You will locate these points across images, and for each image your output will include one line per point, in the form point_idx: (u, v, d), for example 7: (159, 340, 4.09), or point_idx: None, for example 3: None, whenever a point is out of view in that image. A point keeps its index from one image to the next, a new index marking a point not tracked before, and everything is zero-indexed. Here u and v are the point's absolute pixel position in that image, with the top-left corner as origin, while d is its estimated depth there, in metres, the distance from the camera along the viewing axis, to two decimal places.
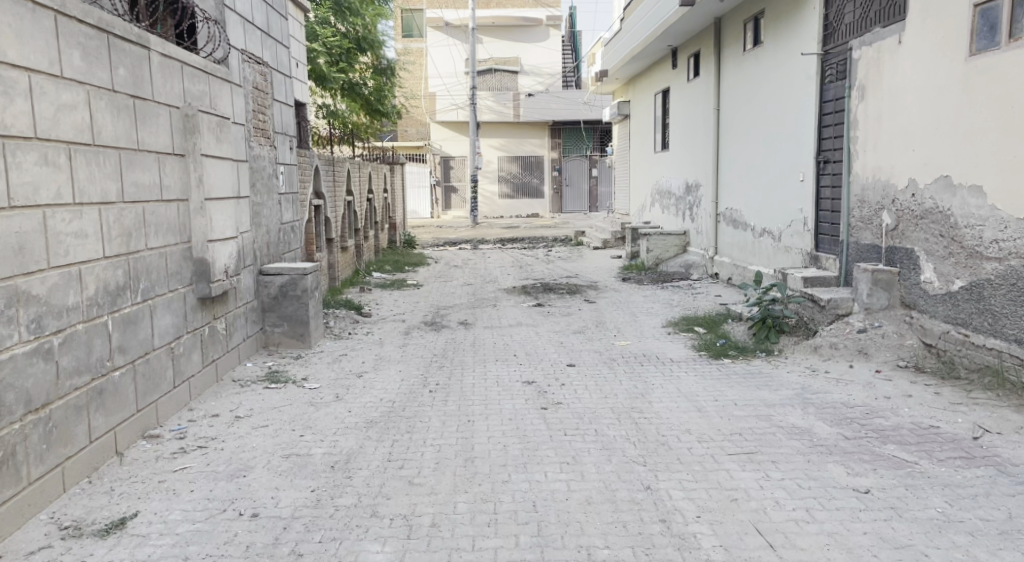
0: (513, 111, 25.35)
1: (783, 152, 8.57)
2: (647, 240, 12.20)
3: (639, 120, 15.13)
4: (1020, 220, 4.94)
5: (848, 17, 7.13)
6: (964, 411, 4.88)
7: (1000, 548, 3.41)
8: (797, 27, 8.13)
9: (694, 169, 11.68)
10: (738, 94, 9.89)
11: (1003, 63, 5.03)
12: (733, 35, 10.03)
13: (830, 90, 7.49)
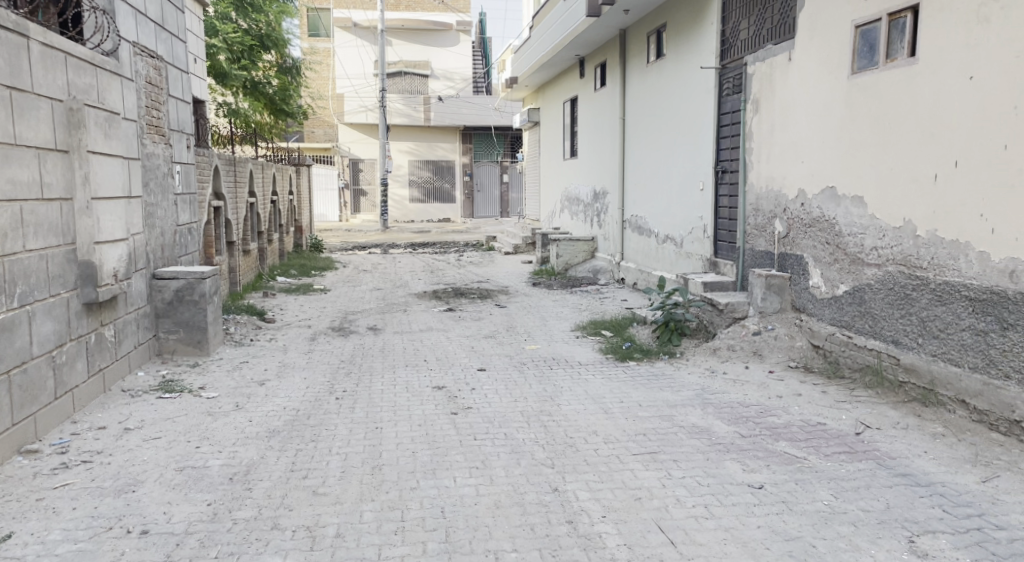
0: (423, 115, 25.27)
1: (683, 162, 8.89)
2: (556, 246, 12.32)
3: (549, 127, 15.34)
4: (895, 229, 5.28)
5: (743, 34, 7.47)
6: (847, 408, 5.18)
7: (880, 537, 3.63)
8: (696, 41, 8.46)
9: (601, 176, 11.95)
10: (642, 105, 10.17)
11: (881, 81, 5.37)
12: (637, 46, 10.32)
13: (728, 103, 7.82)
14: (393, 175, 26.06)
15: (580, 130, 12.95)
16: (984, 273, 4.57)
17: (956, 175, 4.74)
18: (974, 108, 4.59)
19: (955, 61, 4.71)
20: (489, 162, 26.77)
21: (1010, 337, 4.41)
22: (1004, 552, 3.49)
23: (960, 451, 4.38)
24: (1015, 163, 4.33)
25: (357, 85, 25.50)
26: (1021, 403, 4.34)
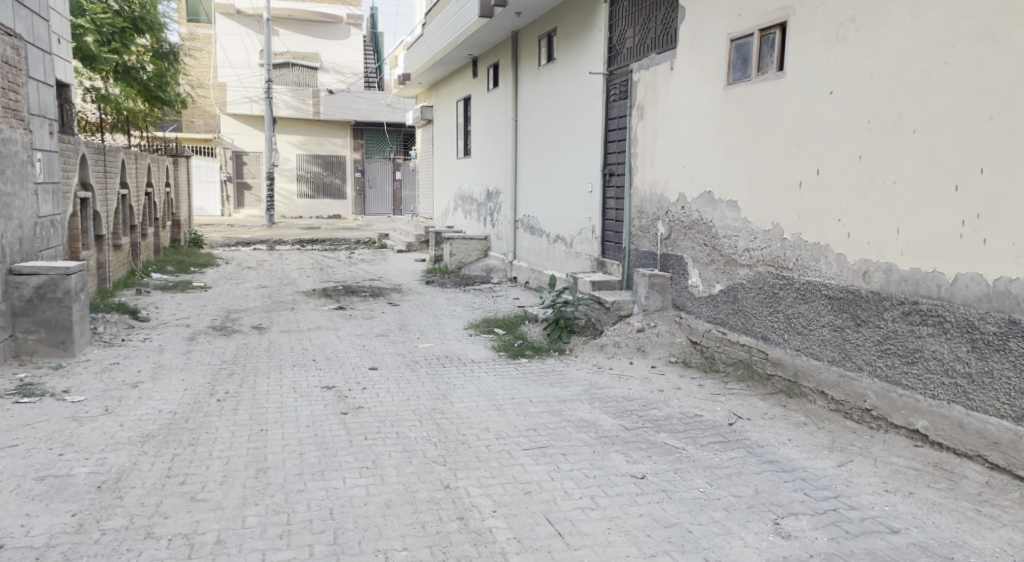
0: (312, 109, 24.73)
1: (573, 165, 9.14)
2: (449, 244, 12.39)
3: (441, 125, 15.38)
4: (765, 233, 5.63)
5: (628, 42, 7.74)
6: (722, 400, 5.49)
7: (749, 520, 3.86)
8: (585, 46, 8.70)
9: (494, 176, 12.10)
10: (533, 106, 10.37)
11: (753, 93, 5.71)
12: (528, 49, 10.51)
13: (615, 109, 8.10)
14: (280, 169, 25.25)
15: (473, 129, 13.06)
16: (842, 273, 4.94)
17: (818, 181, 5.10)
18: (834, 120, 4.95)
19: (818, 77, 5.07)
20: (382, 158, 26.58)
21: (862, 333, 4.78)
22: (856, 530, 3.70)
23: (820, 438, 4.72)
24: (868, 172, 4.70)
25: (241, 76, 24.61)
26: (871, 393, 4.70)
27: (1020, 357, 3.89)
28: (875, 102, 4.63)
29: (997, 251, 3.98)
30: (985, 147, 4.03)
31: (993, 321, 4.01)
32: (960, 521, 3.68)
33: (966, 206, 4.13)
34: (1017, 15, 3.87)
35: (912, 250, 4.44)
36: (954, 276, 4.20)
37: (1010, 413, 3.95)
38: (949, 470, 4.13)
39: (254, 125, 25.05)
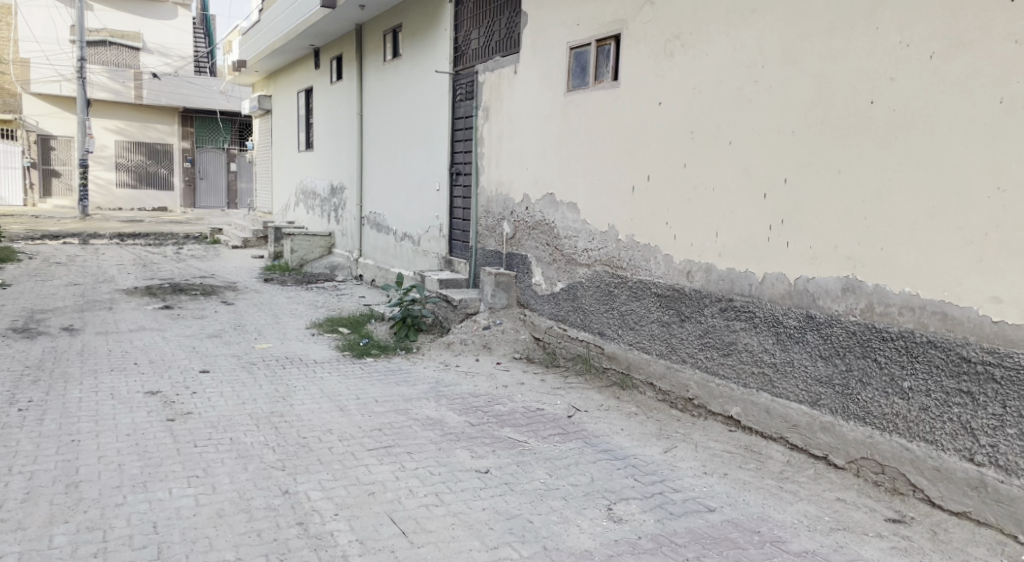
0: (133, 93, 23.31)
1: (419, 163, 9.19)
2: (290, 241, 12.09)
3: (282, 117, 14.96)
4: (602, 234, 5.92)
5: (474, 43, 7.87)
6: (562, 394, 5.74)
7: (585, 507, 4.06)
8: (431, 45, 8.77)
9: (338, 172, 11.93)
10: (379, 103, 10.32)
11: (590, 100, 5.99)
12: (373, 44, 10.45)
13: (461, 108, 8.21)
14: (93, 157, 23.56)
15: (317, 123, 12.80)
16: (669, 273, 5.28)
17: (649, 186, 5.43)
18: (663, 129, 5.28)
19: (649, 88, 5.39)
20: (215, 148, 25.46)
21: (687, 328, 5.14)
22: (679, 511, 3.98)
23: (649, 427, 5.04)
24: (692, 178, 5.05)
25: (49, 52, 23.05)
26: (694, 383, 5.08)
27: (814, 347, 4.29)
28: (699, 115, 4.99)
29: (798, 254, 4.38)
30: (788, 159, 4.41)
31: (793, 315, 4.41)
32: (766, 497, 4.05)
33: (773, 212, 4.52)
34: (812, 41, 4.26)
35: (728, 251, 4.81)
36: (763, 275, 4.59)
37: (806, 398, 4.35)
38: (758, 451, 4.52)
39: (63, 106, 23.35)
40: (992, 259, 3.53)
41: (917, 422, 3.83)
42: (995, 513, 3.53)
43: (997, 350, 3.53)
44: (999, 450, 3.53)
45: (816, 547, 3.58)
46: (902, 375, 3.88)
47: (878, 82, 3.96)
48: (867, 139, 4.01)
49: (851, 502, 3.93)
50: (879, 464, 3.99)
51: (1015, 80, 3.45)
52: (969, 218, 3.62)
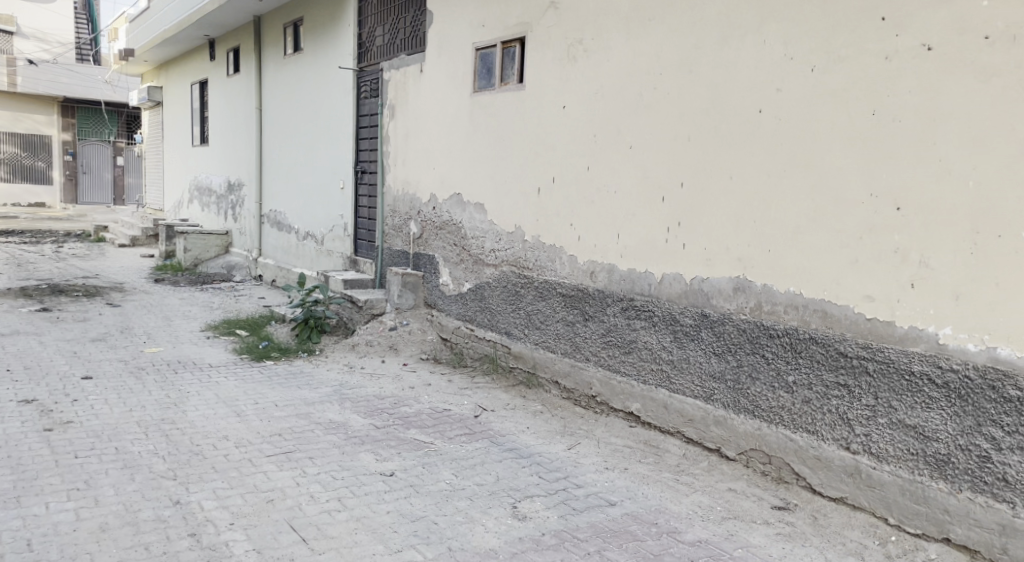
0: (8, 80, 21.86)
1: (322, 160, 9.08)
2: (183, 239, 11.67)
3: (174, 110, 14.44)
4: (508, 234, 5.99)
5: (379, 41, 7.82)
6: (469, 393, 5.78)
7: (489, 507, 4.10)
8: (333, 40, 8.67)
9: (236, 168, 11.62)
10: (279, 97, 10.12)
11: (495, 101, 6.06)
12: (273, 37, 10.23)
13: (365, 106, 8.14)
14: None
15: (212, 117, 12.41)
16: (573, 273, 5.40)
17: (553, 188, 5.53)
18: (567, 131, 5.39)
19: (552, 91, 5.50)
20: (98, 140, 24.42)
21: (590, 327, 5.26)
22: (581, 506, 4.08)
23: (553, 425, 5.14)
24: (595, 181, 5.18)
25: None
26: (597, 381, 5.21)
27: (708, 344, 4.47)
28: (601, 119, 5.12)
29: (693, 255, 4.55)
30: (684, 164, 4.58)
31: (689, 314, 4.58)
32: (663, 490, 4.20)
33: (670, 215, 4.68)
34: (705, 51, 4.44)
35: (629, 252, 4.95)
36: (661, 275, 4.75)
37: (701, 394, 4.53)
38: (657, 446, 4.69)
39: None
40: (866, 261, 3.73)
41: (800, 414, 4.02)
42: (869, 498, 3.74)
43: (870, 345, 3.72)
44: (872, 439, 3.72)
45: (709, 536, 3.73)
46: (787, 370, 4.07)
47: (765, 91, 4.14)
48: (756, 146, 4.19)
49: (741, 491, 4.12)
50: (767, 455, 4.19)
51: (886, 92, 3.64)
52: (845, 221, 3.81)
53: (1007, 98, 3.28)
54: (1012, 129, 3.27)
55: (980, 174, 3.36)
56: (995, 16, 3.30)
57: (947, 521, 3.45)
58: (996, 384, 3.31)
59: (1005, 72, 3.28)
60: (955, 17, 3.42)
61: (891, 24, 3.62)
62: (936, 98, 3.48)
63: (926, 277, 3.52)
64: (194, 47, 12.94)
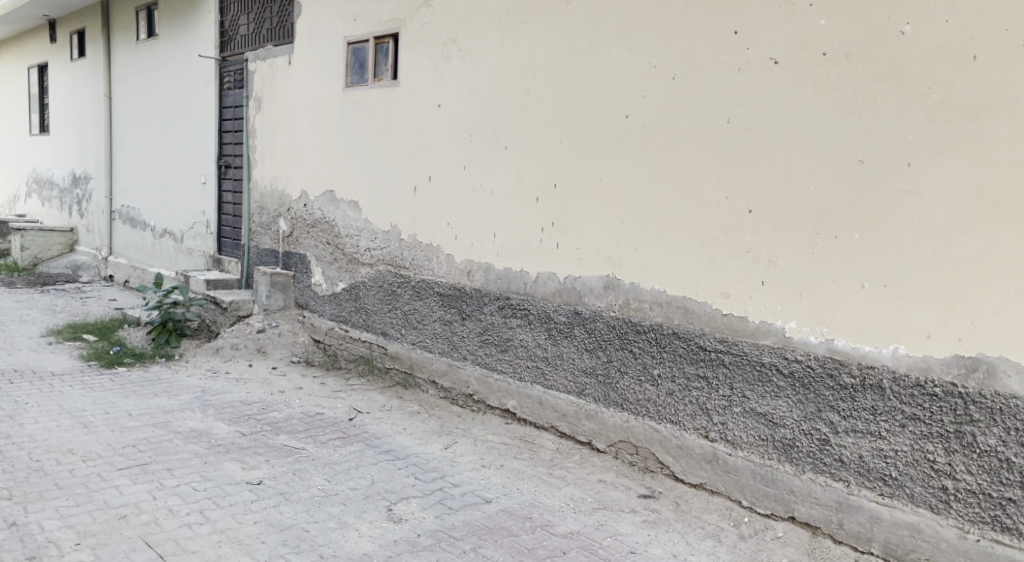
0: None
1: (181, 154, 8.77)
2: (20, 237, 10.97)
3: (7, 96, 13.49)
4: (384, 233, 6.03)
5: (242, 29, 7.70)
6: (343, 396, 5.77)
7: (364, 511, 4.06)
8: (194, 28, 8.41)
9: (82, 160, 11.00)
10: (132, 86, 9.68)
11: (369, 96, 6.07)
12: (124, 20, 9.79)
13: (229, 97, 7.94)
14: None
15: (54, 105, 11.70)
16: (450, 272, 5.48)
17: (429, 187, 5.60)
18: (443, 130, 5.47)
19: (428, 91, 5.57)
20: None
21: (467, 326, 5.35)
22: (457, 505, 4.13)
23: (430, 425, 5.21)
24: (470, 181, 5.29)
25: None
26: (473, 380, 5.31)
27: (580, 341, 4.64)
28: (476, 119, 5.22)
29: (566, 255, 4.72)
30: (557, 166, 4.74)
31: (562, 312, 4.74)
32: (537, 485, 4.33)
33: (543, 216, 4.84)
34: (575, 55, 4.62)
35: (505, 252, 5.08)
36: (535, 274, 4.90)
37: (574, 389, 4.71)
38: (531, 441, 4.84)
39: None
40: (723, 260, 3.98)
41: (665, 406, 4.25)
42: (725, 482, 4.00)
43: (726, 339, 3.98)
44: (728, 427, 3.98)
45: (581, 528, 3.87)
46: (653, 364, 4.29)
47: (631, 98, 4.34)
48: (623, 150, 4.39)
49: (611, 482, 4.32)
50: (634, 446, 4.41)
51: (738, 101, 3.89)
52: (704, 223, 4.05)
53: (840, 110, 3.54)
54: (844, 140, 3.53)
55: (818, 180, 3.62)
56: (831, 34, 3.56)
57: (792, 501, 3.74)
58: (833, 372, 3.59)
59: (839, 87, 3.54)
60: (797, 34, 3.67)
61: (741, 38, 3.86)
62: (780, 109, 3.73)
63: (773, 275, 3.80)
64: (32, 28, 12.15)
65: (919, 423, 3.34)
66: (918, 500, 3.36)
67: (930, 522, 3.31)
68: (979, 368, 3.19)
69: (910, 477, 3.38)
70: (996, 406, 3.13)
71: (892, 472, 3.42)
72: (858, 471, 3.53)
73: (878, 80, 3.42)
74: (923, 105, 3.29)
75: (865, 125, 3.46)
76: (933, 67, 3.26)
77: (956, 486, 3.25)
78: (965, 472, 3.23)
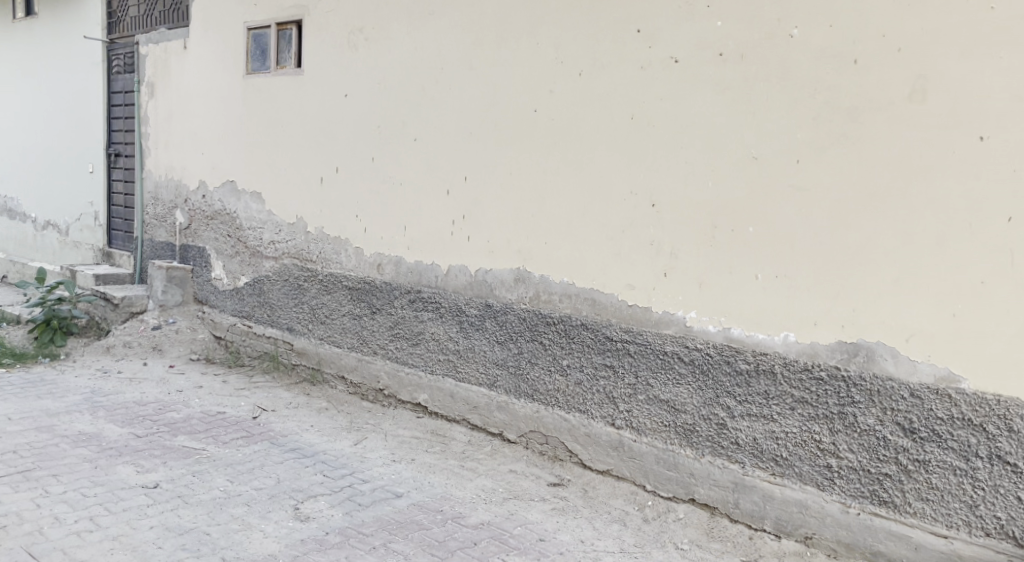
0: None
1: (66, 141, 8.38)
2: None
3: None
4: (289, 226, 5.96)
5: (132, 11, 7.43)
6: (246, 394, 5.68)
7: (269, 511, 4.00)
8: (79, 8, 8.07)
9: None
10: (9, 68, 9.18)
11: (271, 84, 5.99)
12: None
13: (119, 82, 7.66)
14: None
15: None
16: (359, 265, 5.47)
17: (337, 178, 5.57)
18: (350, 120, 5.45)
19: (334, 80, 5.53)
20: None
21: (377, 320, 5.35)
22: (367, 501, 4.13)
23: (339, 421, 5.19)
24: (380, 172, 5.30)
25: None
26: (383, 374, 5.32)
27: (492, 333, 4.72)
28: (386, 110, 5.23)
29: (477, 248, 4.79)
30: (467, 159, 4.81)
31: (474, 304, 4.81)
32: (449, 478, 4.39)
33: (454, 209, 4.90)
34: (483, 49, 4.69)
35: (416, 244, 5.11)
36: (446, 267, 4.96)
37: (485, 381, 4.78)
38: (443, 435, 4.90)
39: None
40: (628, 253, 4.14)
41: (573, 396, 4.37)
42: (630, 468, 4.16)
43: (631, 329, 4.13)
44: (633, 415, 4.14)
45: (491, 518, 3.95)
46: (562, 355, 4.41)
47: (540, 92, 4.44)
48: (532, 144, 4.49)
49: (521, 472, 4.43)
50: (544, 435, 4.52)
51: (643, 98, 4.04)
52: (611, 217, 4.19)
53: (736, 109, 3.73)
54: (740, 138, 3.72)
55: (716, 176, 3.81)
56: (727, 35, 3.74)
57: (692, 484, 3.93)
58: (730, 359, 3.79)
59: (735, 87, 3.73)
60: (696, 34, 3.84)
61: (644, 36, 4.01)
62: (681, 106, 3.90)
63: (675, 267, 3.97)
64: None
65: (807, 406, 3.57)
66: (806, 478, 3.58)
67: (817, 499, 3.54)
68: (860, 353, 3.43)
69: (798, 457, 3.60)
70: (875, 388, 3.38)
71: (783, 452, 3.64)
72: (752, 453, 3.73)
73: (769, 80, 3.62)
74: (810, 105, 3.51)
75: (758, 124, 3.66)
76: (819, 69, 3.48)
77: (839, 464, 3.48)
78: (846, 450, 3.46)
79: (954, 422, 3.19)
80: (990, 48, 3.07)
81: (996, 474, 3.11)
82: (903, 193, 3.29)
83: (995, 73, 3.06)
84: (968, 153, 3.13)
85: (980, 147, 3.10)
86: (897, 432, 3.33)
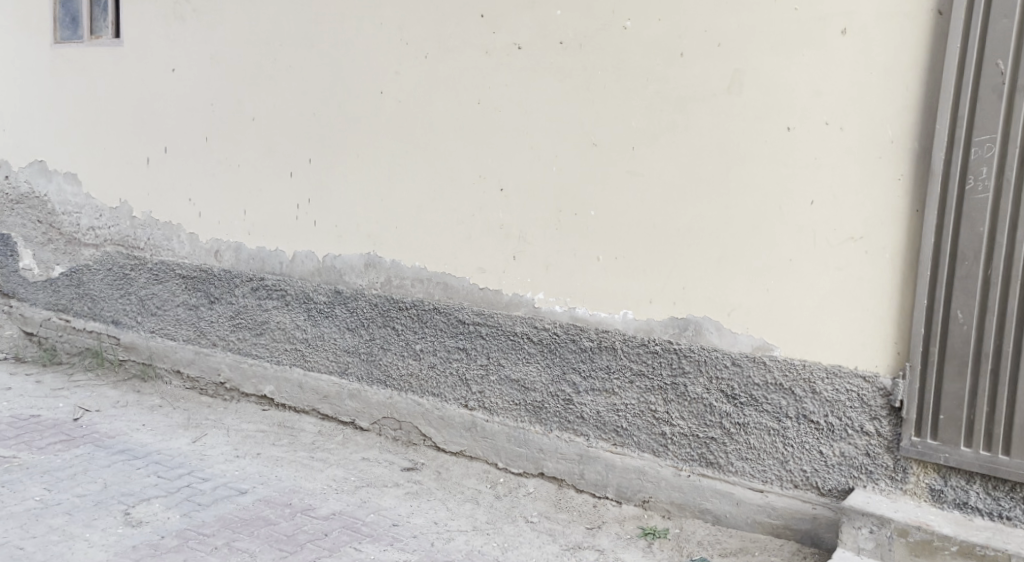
0: None
1: None
2: None
3: None
4: (110, 210, 5.63)
5: None
6: (65, 395, 5.31)
7: (95, 518, 3.79)
8: None
9: None
10: None
11: (85, 55, 5.61)
12: None
13: None
14: None
15: None
16: (195, 252, 5.27)
17: (166, 159, 5.33)
18: (179, 98, 5.23)
19: (160, 55, 5.29)
20: None
21: (216, 310, 5.18)
22: (207, 500, 4.02)
23: (176, 418, 4.99)
24: (214, 153, 5.13)
25: None
26: (224, 366, 5.16)
27: (342, 320, 4.71)
28: (219, 88, 5.06)
29: (324, 233, 4.77)
30: (310, 141, 4.76)
31: (322, 291, 4.78)
32: (297, 470, 4.35)
33: (299, 192, 4.83)
34: (325, 27, 4.65)
35: (258, 229, 5.01)
36: (293, 253, 4.89)
37: (336, 368, 4.77)
38: (290, 426, 4.84)
39: None
40: (477, 237, 4.27)
41: (426, 379, 4.45)
42: (482, 448, 4.31)
43: (482, 312, 4.26)
44: (483, 395, 4.28)
45: (343, 507, 3.96)
46: (415, 339, 4.48)
47: (386, 74, 4.47)
48: (379, 127, 4.52)
49: (374, 459, 4.46)
50: (398, 421, 4.59)
51: (487, 84, 4.17)
52: (460, 202, 4.31)
53: (576, 98, 3.93)
54: (579, 126, 3.94)
55: (559, 163, 4.01)
56: (566, 25, 3.93)
57: (541, 458, 4.13)
58: (575, 337, 4.01)
59: (575, 76, 3.93)
60: (536, 23, 4.01)
61: (487, 21, 4.13)
62: (525, 94, 4.06)
63: (522, 251, 4.14)
64: None
65: (644, 378, 3.85)
66: (644, 446, 3.87)
67: (654, 465, 3.84)
68: (688, 328, 3.74)
69: (637, 427, 3.88)
70: (703, 359, 3.70)
71: (623, 423, 3.91)
72: (596, 426, 3.98)
73: (605, 71, 3.85)
74: (643, 96, 3.77)
75: (596, 113, 3.89)
76: (650, 60, 3.74)
77: (672, 431, 3.79)
78: (678, 418, 3.78)
79: (769, 387, 3.55)
80: (795, 47, 3.42)
81: (802, 432, 3.49)
82: (724, 181, 3.61)
83: (800, 70, 3.41)
84: (779, 142, 3.48)
85: (788, 137, 3.46)
86: (721, 399, 3.67)
